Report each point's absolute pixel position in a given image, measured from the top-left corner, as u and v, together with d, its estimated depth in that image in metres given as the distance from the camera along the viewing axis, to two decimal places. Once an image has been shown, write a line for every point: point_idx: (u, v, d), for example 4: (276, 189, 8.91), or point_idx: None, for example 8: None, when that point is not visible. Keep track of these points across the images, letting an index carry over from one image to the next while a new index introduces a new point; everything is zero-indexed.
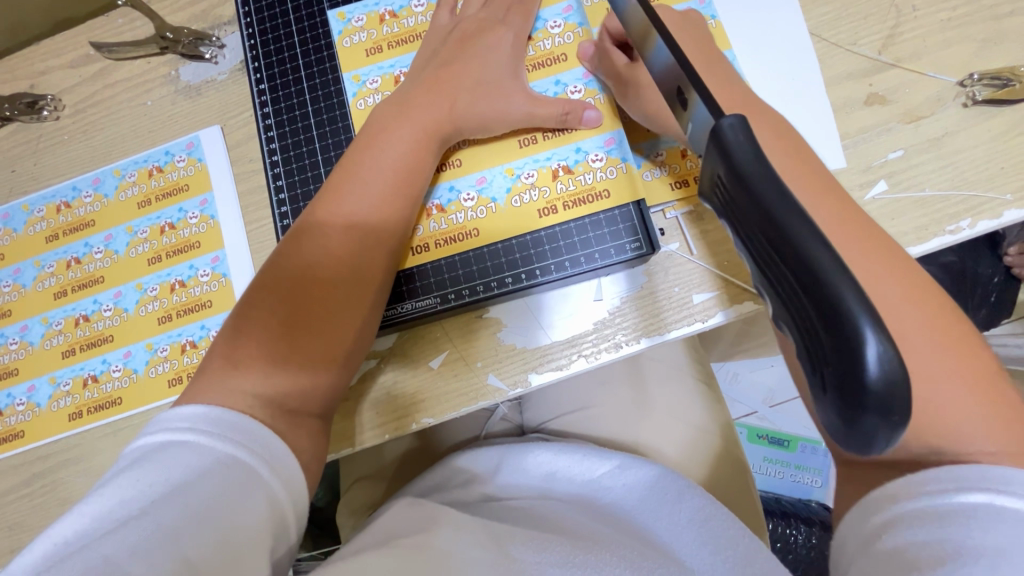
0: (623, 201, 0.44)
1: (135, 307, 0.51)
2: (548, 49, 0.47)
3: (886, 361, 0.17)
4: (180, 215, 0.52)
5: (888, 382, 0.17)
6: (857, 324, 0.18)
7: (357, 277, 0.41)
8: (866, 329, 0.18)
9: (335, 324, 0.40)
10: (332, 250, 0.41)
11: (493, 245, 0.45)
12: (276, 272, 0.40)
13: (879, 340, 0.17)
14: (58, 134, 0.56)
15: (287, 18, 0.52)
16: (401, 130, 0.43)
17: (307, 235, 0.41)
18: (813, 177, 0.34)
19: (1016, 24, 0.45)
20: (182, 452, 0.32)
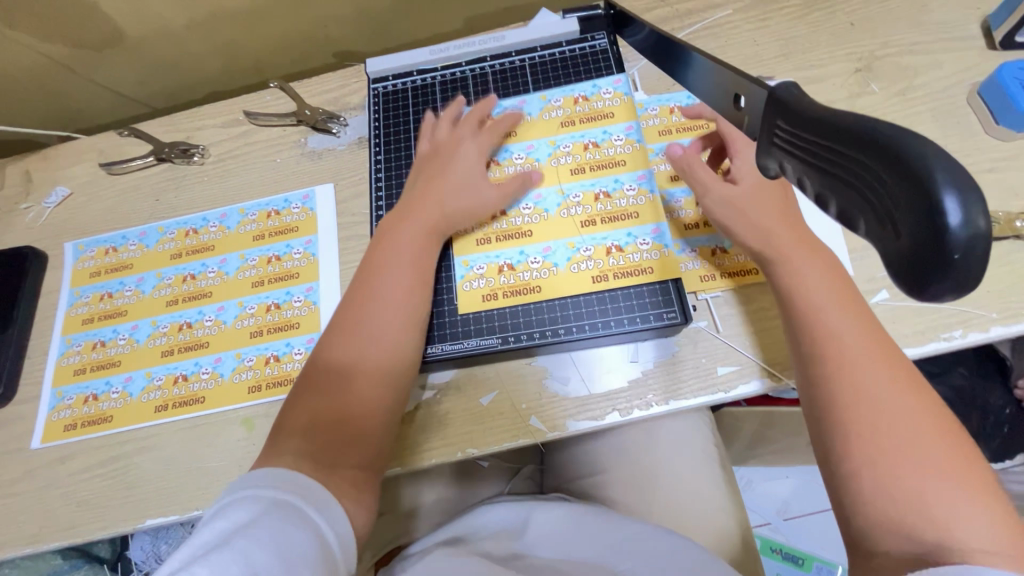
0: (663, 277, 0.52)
1: (233, 320, 0.59)
2: (611, 155, 0.57)
3: (974, 218, 0.18)
4: (287, 250, 0.62)
5: (970, 227, 0.18)
6: (936, 195, 0.18)
7: (383, 361, 0.47)
8: (946, 187, 0.18)
9: (362, 401, 0.46)
10: (349, 346, 0.47)
11: (552, 302, 0.53)
12: (306, 376, 0.47)
13: (957, 191, 0.18)
14: (200, 176, 0.68)
15: (405, 108, 0.65)
16: (406, 239, 0.52)
17: (329, 341, 0.48)
18: (853, 303, 0.44)
19: (994, 179, 0.55)
20: (247, 504, 0.36)
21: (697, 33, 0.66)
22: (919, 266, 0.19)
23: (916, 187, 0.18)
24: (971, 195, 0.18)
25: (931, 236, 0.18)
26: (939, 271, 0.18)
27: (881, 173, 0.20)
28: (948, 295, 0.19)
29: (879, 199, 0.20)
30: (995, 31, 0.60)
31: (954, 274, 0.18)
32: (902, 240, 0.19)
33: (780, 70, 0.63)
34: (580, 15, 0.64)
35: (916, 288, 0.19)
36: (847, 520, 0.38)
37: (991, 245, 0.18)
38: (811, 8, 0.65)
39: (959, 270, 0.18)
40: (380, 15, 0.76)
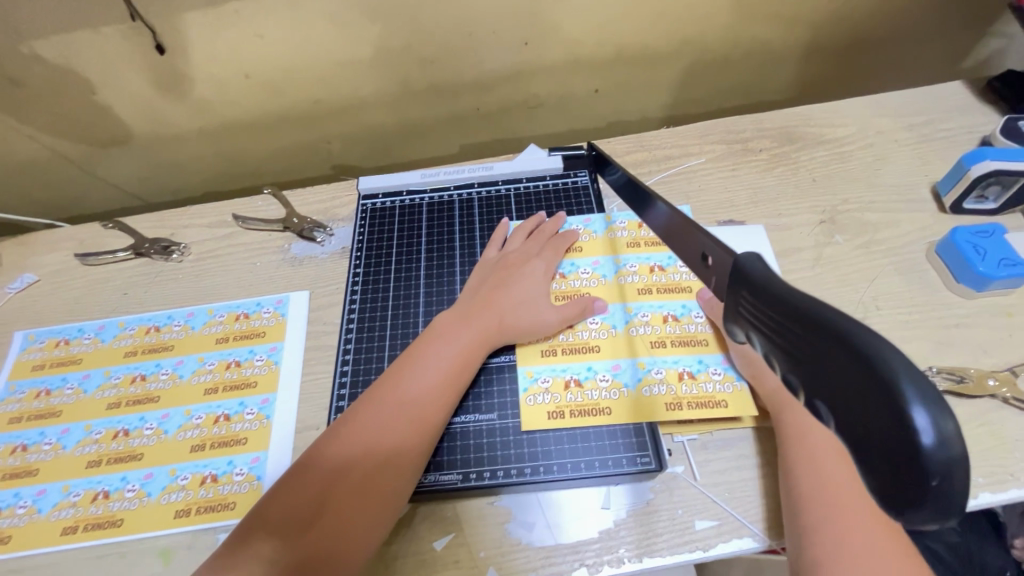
0: (640, 435, 0.49)
1: (175, 430, 0.54)
2: (678, 280, 0.58)
3: (947, 436, 0.17)
4: (249, 356, 0.59)
5: (945, 450, 0.17)
6: (905, 406, 0.17)
7: (394, 476, 0.44)
8: (915, 400, 0.17)
9: (359, 517, 0.42)
10: (365, 449, 0.44)
11: (618, 428, 0.50)
12: (307, 467, 0.44)
13: (928, 408, 0.17)
14: (175, 273, 0.67)
15: (389, 225, 0.67)
16: (449, 344, 0.51)
17: (346, 433, 0.46)
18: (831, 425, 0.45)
19: (962, 334, 0.56)
20: None
21: (672, 177, 0.70)
22: (894, 481, 0.18)
23: (883, 393, 0.18)
24: (940, 412, 0.17)
25: (906, 452, 0.17)
26: (917, 494, 0.17)
27: (849, 372, 0.19)
28: (932, 520, 0.18)
29: (845, 400, 0.19)
30: (944, 197, 0.65)
31: (935, 499, 0.17)
32: (874, 448, 0.18)
33: (751, 215, 0.67)
34: (563, 155, 0.69)
35: (897, 507, 0.18)
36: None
37: (969, 469, 0.17)
38: (777, 163, 0.71)
39: (940, 496, 0.17)
40: (380, 137, 0.81)
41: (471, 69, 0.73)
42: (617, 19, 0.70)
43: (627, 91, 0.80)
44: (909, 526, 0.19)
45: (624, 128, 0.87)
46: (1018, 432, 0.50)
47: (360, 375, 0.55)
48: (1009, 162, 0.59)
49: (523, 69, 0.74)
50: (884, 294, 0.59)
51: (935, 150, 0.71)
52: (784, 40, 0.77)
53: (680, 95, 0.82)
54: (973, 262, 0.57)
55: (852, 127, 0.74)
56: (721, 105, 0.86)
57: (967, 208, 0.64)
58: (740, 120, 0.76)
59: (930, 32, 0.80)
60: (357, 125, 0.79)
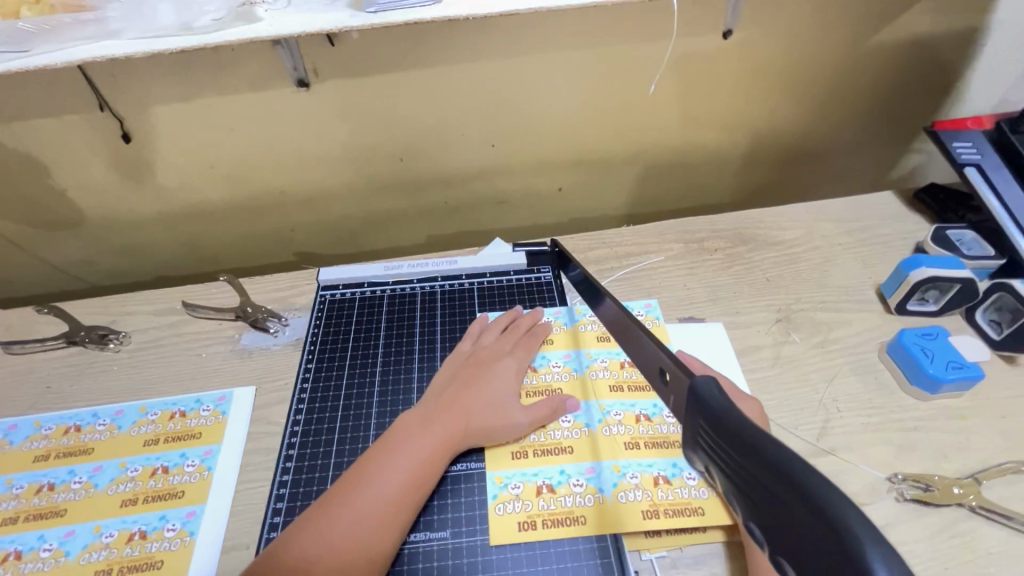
0: (605, 555, 0.45)
1: (79, 552, 0.47)
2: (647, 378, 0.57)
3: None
4: (179, 460, 0.53)
5: None
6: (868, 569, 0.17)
7: None
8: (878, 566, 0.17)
9: None
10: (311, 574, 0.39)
11: (590, 541, 0.46)
12: None
13: None
14: (108, 364, 0.62)
15: (348, 318, 0.65)
16: (414, 446, 0.47)
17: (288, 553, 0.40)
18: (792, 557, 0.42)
19: (922, 437, 0.56)
20: None
21: (633, 274, 0.72)
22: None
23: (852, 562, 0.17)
24: None
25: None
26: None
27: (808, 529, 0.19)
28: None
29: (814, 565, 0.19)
30: (888, 298, 0.68)
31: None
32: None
33: (710, 312, 0.68)
34: (528, 251, 0.70)
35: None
36: None
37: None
38: (732, 262, 0.74)
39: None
40: (347, 226, 0.81)
41: (439, 166, 0.76)
42: (576, 127, 0.76)
43: (589, 191, 0.84)
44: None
45: (587, 225, 0.90)
46: (989, 545, 0.48)
47: (300, 486, 0.51)
48: (942, 268, 0.63)
49: (489, 168, 0.78)
50: (843, 395, 0.60)
51: (876, 254, 0.75)
52: (730, 151, 0.84)
53: (638, 195, 0.87)
54: (923, 364, 0.59)
55: (799, 230, 0.78)
56: (678, 207, 0.91)
57: (911, 309, 0.67)
58: (695, 221, 0.80)
59: (859, 147, 0.88)
60: (324, 215, 0.79)
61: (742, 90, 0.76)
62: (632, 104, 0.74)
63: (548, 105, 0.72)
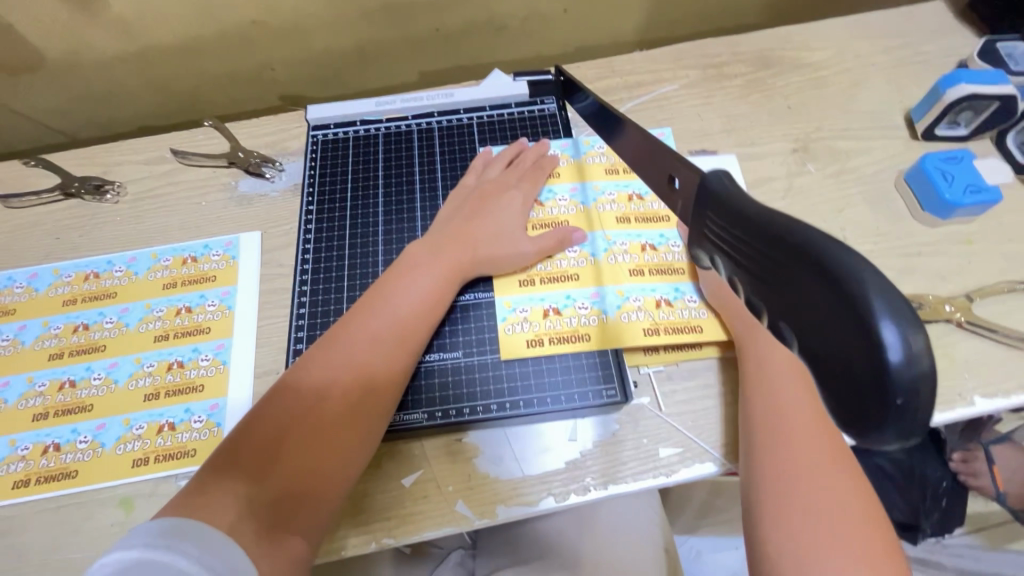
0: (606, 365, 0.49)
1: (126, 380, 0.52)
2: (655, 209, 0.56)
3: (913, 354, 0.16)
4: (200, 301, 0.56)
5: (913, 368, 0.16)
6: (873, 320, 0.16)
7: (369, 412, 0.43)
8: (882, 316, 0.16)
9: (338, 450, 0.41)
10: (337, 385, 0.43)
11: (593, 356, 0.50)
12: (276, 403, 0.42)
13: (900, 325, 0.16)
14: (110, 214, 0.62)
15: (343, 158, 0.62)
16: (422, 275, 0.49)
17: (315, 367, 0.43)
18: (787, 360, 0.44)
19: (924, 262, 0.56)
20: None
21: (644, 105, 0.67)
22: (857, 405, 0.17)
23: (852, 311, 0.17)
24: (911, 329, 0.16)
25: (871, 370, 0.17)
26: (880, 413, 0.17)
27: (815, 291, 0.18)
28: (891, 440, 0.17)
29: (812, 322, 0.18)
30: (917, 123, 0.64)
31: (898, 417, 0.17)
32: (836, 368, 0.17)
33: (724, 144, 0.64)
34: (531, 79, 0.64)
35: (855, 429, 0.18)
36: (754, 538, 0.39)
37: (935, 385, 0.16)
38: (752, 89, 0.68)
39: (904, 415, 0.17)
40: (331, 62, 0.74)
41: None
42: None
43: (598, 11, 0.74)
44: (870, 447, 0.19)
45: (595, 54, 0.81)
46: (968, 354, 0.51)
47: (318, 317, 0.53)
48: (984, 86, 0.58)
49: None
50: (851, 224, 0.59)
51: (914, 75, 0.68)
52: None
53: (653, 16, 0.77)
54: (940, 189, 0.57)
55: (831, 50, 0.71)
56: (697, 29, 0.81)
57: (939, 134, 0.63)
58: (715, 43, 0.72)
59: None
60: (303, 49, 0.71)
61: None
62: None
63: None
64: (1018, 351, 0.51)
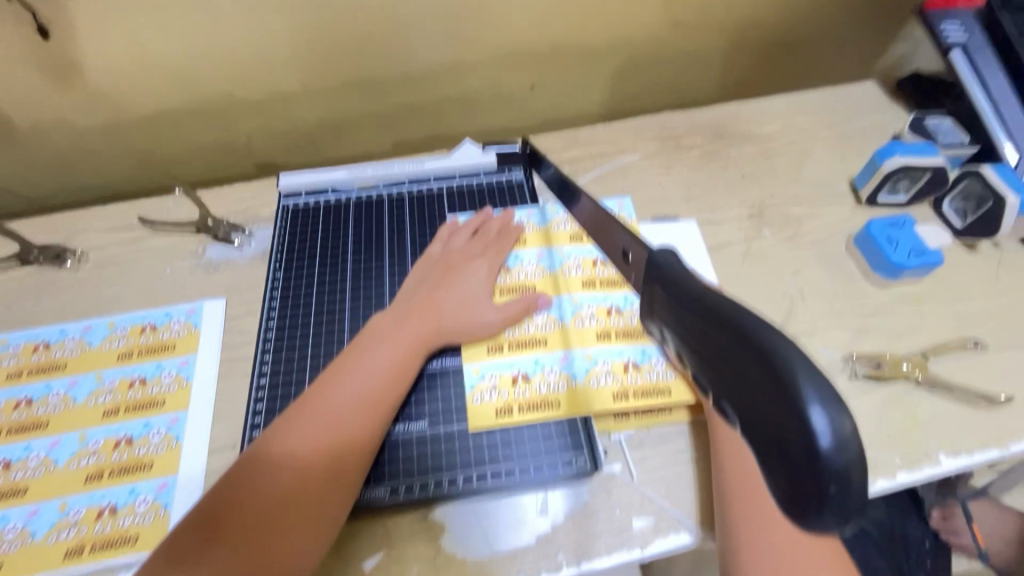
0: (576, 431, 0.49)
1: (67, 459, 0.49)
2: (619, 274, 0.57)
3: (843, 437, 0.17)
4: (156, 371, 0.53)
5: (841, 454, 0.17)
6: (806, 405, 0.17)
7: (335, 489, 0.41)
8: (812, 401, 0.17)
9: (301, 532, 0.39)
10: (299, 461, 0.41)
11: (563, 423, 0.49)
12: (236, 482, 0.40)
13: (829, 411, 0.17)
14: (68, 282, 0.60)
15: (313, 226, 0.63)
16: (389, 343, 0.48)
17: (276, 444, 0.42)
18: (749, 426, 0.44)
19: (879, 321, 0.58)
20: None
21: (608, 173, 0.70)
22: (797, 489, 0.18)
23: (785, 397, 0.17)
24: (840, 416, 0.17)
25: (805, 456, 0.17)
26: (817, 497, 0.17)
27: (751, 377, 0.19)
28: (833, 523, 0.18)
29: (749, 403, 0.19)
30: (860, 190, 0.68)
31: (833, 502, 0.17)
32: (775, 454, 0.18)
33: (684, 210, 0.67)
34: (499, 151, 0.67)
35: (800, 514, 0.18)
36: None
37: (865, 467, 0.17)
38: (708, 159, 0.72)
39: (839, 498, 0.17)
40: (306, 133, 0.76)
41: (401, 62, 0.70)
42: (547, 13, 0.69)
43: (563, 88, 0.79)
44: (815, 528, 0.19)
45: (562, 126, 0.86)
46: (929, 413, 0.52)
47: (279, 388, 0.52)
48: (917, 157, 0.63)
49: (454, 64, 0.72)
50: (808, 285, 0.61)
51: (853, 146, 0.74)
52: (712, 40, 0.79)
53: (614, 92, 0.82)
54: (886, 252, 0.60)
55: (777, 125, 0.76)
56: (656, 104, 0.87)
57: (881, 201, 0.67)
58: (672, 118, 0.77)
59: (845, 34, 0.84)
60: (280, 120, 0.74)
61: None
62: None
63: None
64: (975, 407, 0.53)
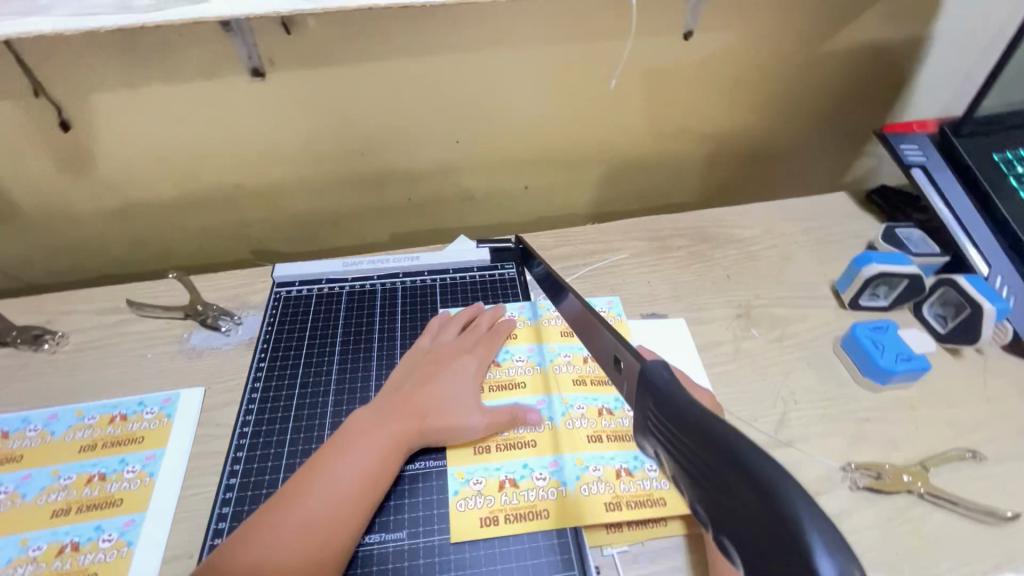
0: (566, 545, 0.45)
1: (1, 568, 0.44)
2: None
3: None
4: (119, 466, 0.50)
5: None
6: (811, 551, 0.17)
7: None
8: (819, 550, 0.17)
9: None
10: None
11: (551, 535, 0.46)
12: None
13: (835, 559, 0.17)
14: (42, 365, 0.58)
15: (303, 316, 0.62)
16: (369, 441, 0.46)
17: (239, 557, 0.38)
18: None
19: (874, 428, 0.57)
20: None
21: (597, 270, 0.72)
22: None
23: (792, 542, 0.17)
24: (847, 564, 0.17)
25: None
26: None
27: (755, 516, 0.18)
28: None
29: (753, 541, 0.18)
30: (842, 294, 0.70)
31: None
32: None
33: (672, 309, 0.68)
34: (492, 248, 0.70)
35: None
36: None
37: None
38: (694, 260, 0.75)
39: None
40: (306, 223, 0.79)
41: (403, 162, 0.75)
42: (541, 125, 0.75)
43: (555, 189, 0.84)
44: None
45: (553, 223, 0.90)
46: (935, 529, 0.50)
47: (249, 489, 0.48)
48: (891, 264, 0.66)
49: (453, 166, 0.77)
50: (799, 388, 0.61)
51: (831, 252, 0.77)
52: (692, 151, 0.85)
53: (603, 194, 0.87)
54: (873, 356, 0.60)
55: (757, 229, 0.80)
56: (642, 206, 0.91)
57: (863, 305, 0.69)
58: (659, 220, 0.80)
59: (812, 151, 0.91)
60: (281, 211, 0.76)
61: (704, 91, 0.78)
62: (596, 104, 0.75)
63: (513, 101, 0.72)
64: (982, 524, 0.50)
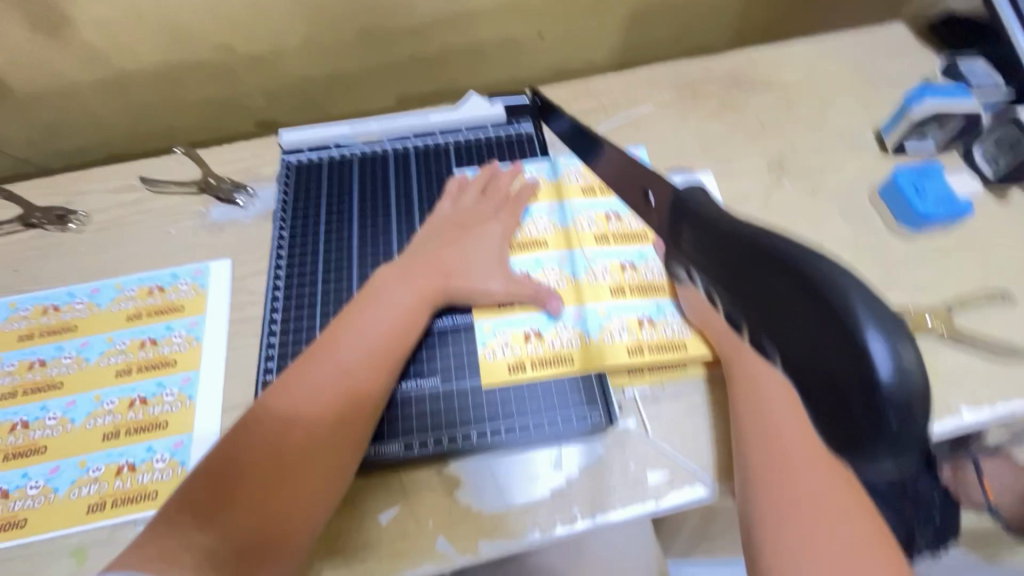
0: (590, 387, 0.48)
1: (84, 419, 0.49)
2: (633, 228, 0.55)
3: (905, 369, 0.17)
4: (166, 332, 0.53)
5: (904, 384, 0.17)
6: (866, 338, 0.17)
7: (349, 441, 0.41)
8: (875, 335, 0.17)
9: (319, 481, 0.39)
10: (312, 412, 0.41)
11: (575, 379, 0.49)
12: (249, 434, 0.40)
13: (892, 346, 0.17)
14: (73, 245, 0.60)
15: (317, 184, 0.61)
16: (396, 297, 0.47)
17: (288, 397, 0.41)
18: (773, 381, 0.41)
19: (903, 274, 0.56)
20: None
21: (620, 125, 0.67)
22: (852, 419, 0.18)
23: (848, 331, 0.17)
24: (901, 348, 0.17)
25: (866, 386, 0.18)
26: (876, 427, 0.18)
27: (807, 312, 0.19)
28: (885, 456, 0.19)
29: (802, 338, 0.19)
30: (886, 138, 0.65)
31: (887, 434, 0.18)
32: (830, 387, 0.18)
33: (700, 163, 0.65)
34: (506, 103, 0.65)
35: (854, 445, 0.19)
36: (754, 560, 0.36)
37: (924, 396, 0.18)
38: (725, 108, 0.69)
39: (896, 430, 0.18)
40: (306, 90, 0.74)
41: (403, 11, 0.67)
42: None
43: (573, 36, 0.75)
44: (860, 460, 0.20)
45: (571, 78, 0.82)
46: (952, 365, 0.51)
47: (289, 346, 0.51)
48: (945, 100, 0.59)
49: (459, 13, 0.69)
50: (829, 238, 0.59)
51: (880, 93, 0.70)
52: None
53: (626, 40, 0.78)
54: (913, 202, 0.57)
55: (799, 71, 0.72)
56: (670, 52, 0.82)
57: (909, 149, 0.64)
58: (688, 66, 0.73)
59: None
60: (278, 76, 0.71)
61: None
62: None
63: None
64: (1001, 359, 0.51)
